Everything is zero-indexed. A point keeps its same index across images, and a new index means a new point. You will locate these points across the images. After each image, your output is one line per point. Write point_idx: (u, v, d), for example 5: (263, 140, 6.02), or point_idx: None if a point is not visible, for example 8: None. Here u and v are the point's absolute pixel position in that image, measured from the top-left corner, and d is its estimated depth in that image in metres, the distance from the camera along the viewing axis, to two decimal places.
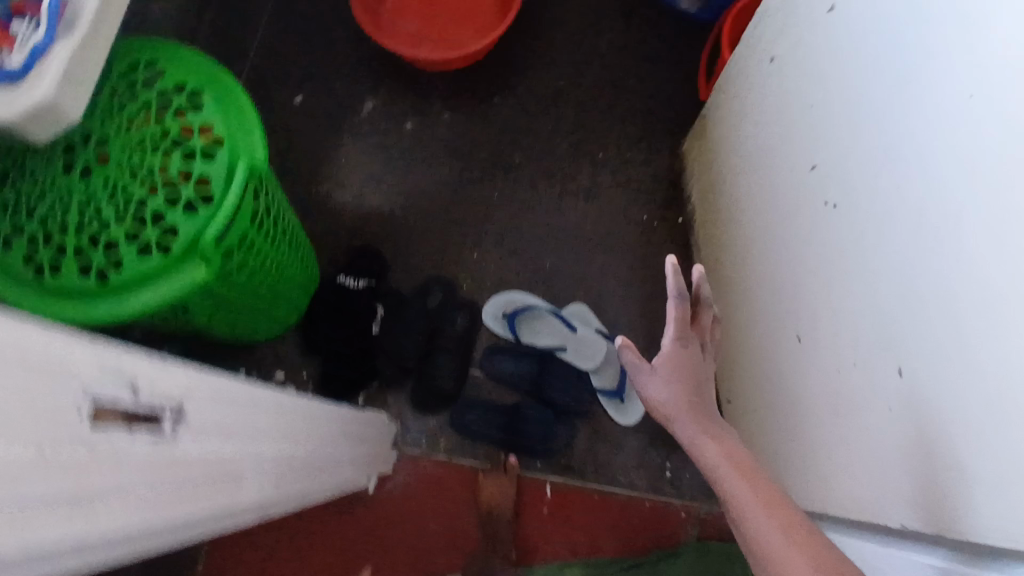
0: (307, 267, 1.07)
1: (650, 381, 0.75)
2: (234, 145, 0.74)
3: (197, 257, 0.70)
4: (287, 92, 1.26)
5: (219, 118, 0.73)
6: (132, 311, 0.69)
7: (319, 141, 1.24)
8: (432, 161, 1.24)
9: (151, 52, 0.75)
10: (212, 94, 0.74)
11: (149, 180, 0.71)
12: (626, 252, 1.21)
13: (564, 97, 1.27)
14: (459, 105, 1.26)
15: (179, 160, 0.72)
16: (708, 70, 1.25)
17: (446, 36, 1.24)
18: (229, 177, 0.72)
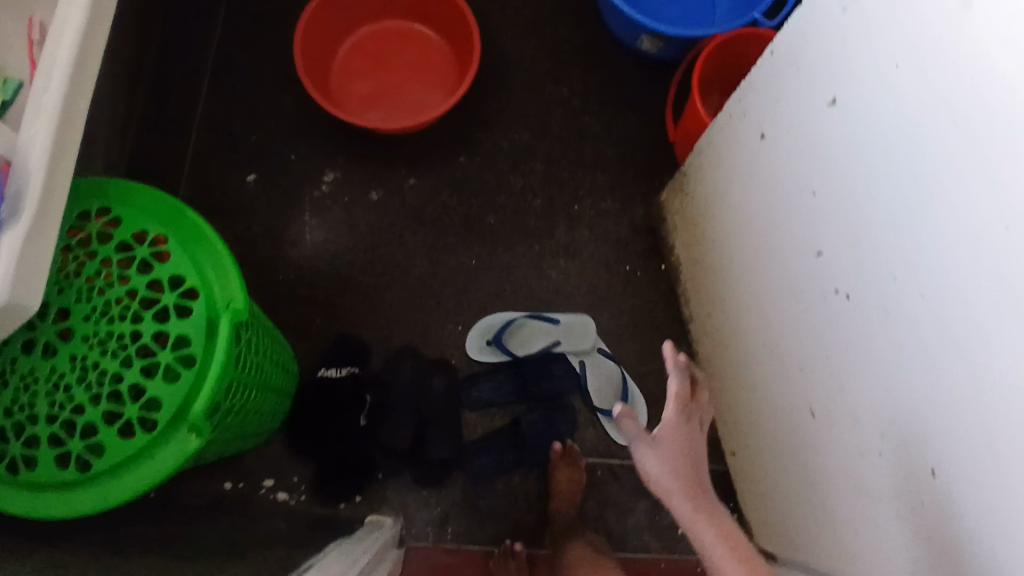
0: (290, 368, 1.00)
1: (648, 455, 0.66)
2: (211, 293, 0.68)
3: (184, 428, 0.64)
4: (238, 172, 1.18)
5: (190, 266, 0.68)
6: (119, 498, 0.63)
7: (279, 221, 1.17)
8: (402, 231, 1.18)
9: (100, 200, 0.68)
10: (177, 239, 0.69)
11: (119, 348, 0.66)
12: (614, 306, 1.18)
13: (530, 149, 1.23)
14: (423, 168, 1.21)
15: (153, 320, 0.66)
16: (675, 110, 1.22)
17: (401, 98, 1.21)
18: (209, 331, 0.67)
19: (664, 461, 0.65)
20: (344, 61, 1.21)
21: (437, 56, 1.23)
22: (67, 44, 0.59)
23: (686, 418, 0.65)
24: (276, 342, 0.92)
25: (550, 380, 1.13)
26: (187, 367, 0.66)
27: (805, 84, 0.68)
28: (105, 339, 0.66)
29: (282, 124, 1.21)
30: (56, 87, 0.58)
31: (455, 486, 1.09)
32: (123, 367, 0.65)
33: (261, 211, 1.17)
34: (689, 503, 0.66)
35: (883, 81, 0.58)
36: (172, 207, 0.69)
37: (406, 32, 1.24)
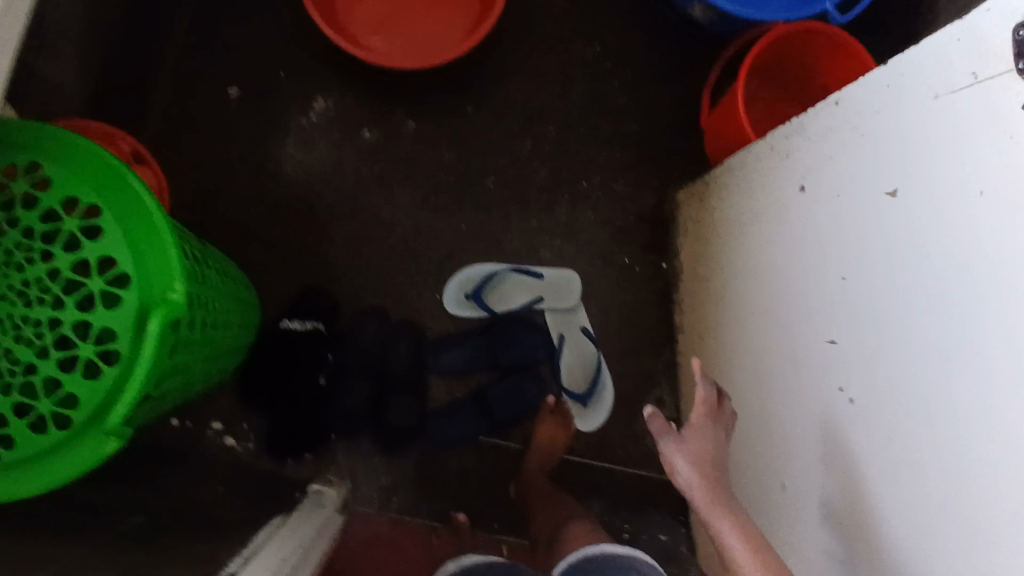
0: (246, 319, 0.93)
1: (678, 451, 0.66)
2: (147, 281, 0.59)
3: (103, 428, 0.58)
4: (220, 84, 1.06)
5: (124, 249, 0.59)
6: (24, 492, 0.57)
7: (258, 148, 1.06)
8: (391, 182, 1.08)
9: (25, 152, 0.58)
10: (113, 213, 0.59)
11: (35, 335, 0.57)
12: (605, 299, 1.10)
13: (546, 111, 1.10)
14: (425, 114, 1.09)
15: (73, 309, 0.58)
16: (715, 94, 1.09)
17: (412, 26, 1.06)
18: (138, 328, 0.59)
19: (692, 456, 0.65)
20: None
21: None
22: None
23: (713, 420, 0.68)
24: (231, 303, 0.85)
25: (523, 350, 1.06)
26: (112, 364, 0.58)
27: (866, 158, 0.58)
28: (15, 324, 0.57)
29: (276, 36, 1.08)
30: None
31: (407, 459, 1.06)
32: (37, 359, 0.57)
33: (241, 133, 1.06)
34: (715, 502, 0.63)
35: (960, 202, 0.48)
36: (110, 175, 0.59)
37: None
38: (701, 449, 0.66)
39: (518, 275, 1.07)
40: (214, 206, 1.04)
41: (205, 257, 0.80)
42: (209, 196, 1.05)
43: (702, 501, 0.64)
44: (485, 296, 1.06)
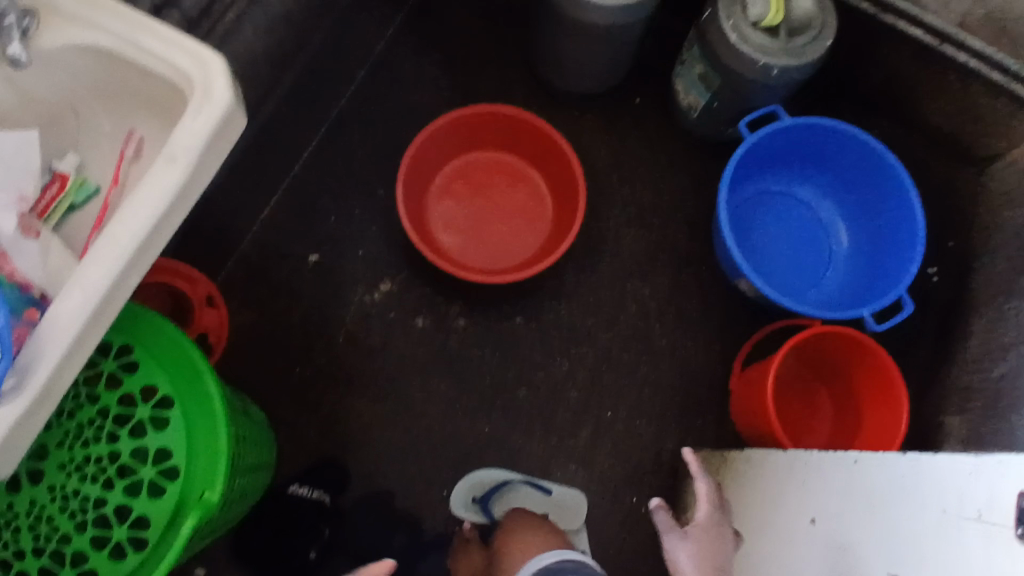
0: (261, 480, 0.96)
1: (681, 543, 0.85)
2: (191, 479, 0.65)
3: None
4: (302, 248, 1.16)
5: (178, 443, 0.65)
6: None
7: (319, 313, 1.14)
8: (431, 372, 1.13)
9: (127, 337, 0.67)
10: (182, 406, 0.66)
11: (81, 507, 0.65)
12: (606, 534, 1.11)
13: (589, 338, 1.16)
14: (478, 317, 1.15)
15: (121, 492, 0.65)
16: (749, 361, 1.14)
17: (488, 238, 1.18)
18: (171, 520, 0.64)
19: (693, 553, 0.83)
20: (447, 179, 1.19)
21: (537, 208, 1.20)
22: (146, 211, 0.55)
23: (715, 523, 0.87)
24: (252, 471, 0.88)
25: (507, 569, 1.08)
26: (137, 551, 0.63)
27: (878, 531, 0.60)
28: (68, 491, 0.66)
29: (364, 216, 1.18)
30: (119, 257, 0.54)
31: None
32: (75, 531, 0.65)
33: (308, 296, 1.14)
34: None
35: None
36: (190, 372, 0.67)
37: (515, 172, 1.22)
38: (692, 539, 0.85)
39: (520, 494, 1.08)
40: (264, 358, 1.12)
41: (245, 427, 0.84)
42: (263, 349, 1.12)
43: None
44: (489, 505, 1.09)
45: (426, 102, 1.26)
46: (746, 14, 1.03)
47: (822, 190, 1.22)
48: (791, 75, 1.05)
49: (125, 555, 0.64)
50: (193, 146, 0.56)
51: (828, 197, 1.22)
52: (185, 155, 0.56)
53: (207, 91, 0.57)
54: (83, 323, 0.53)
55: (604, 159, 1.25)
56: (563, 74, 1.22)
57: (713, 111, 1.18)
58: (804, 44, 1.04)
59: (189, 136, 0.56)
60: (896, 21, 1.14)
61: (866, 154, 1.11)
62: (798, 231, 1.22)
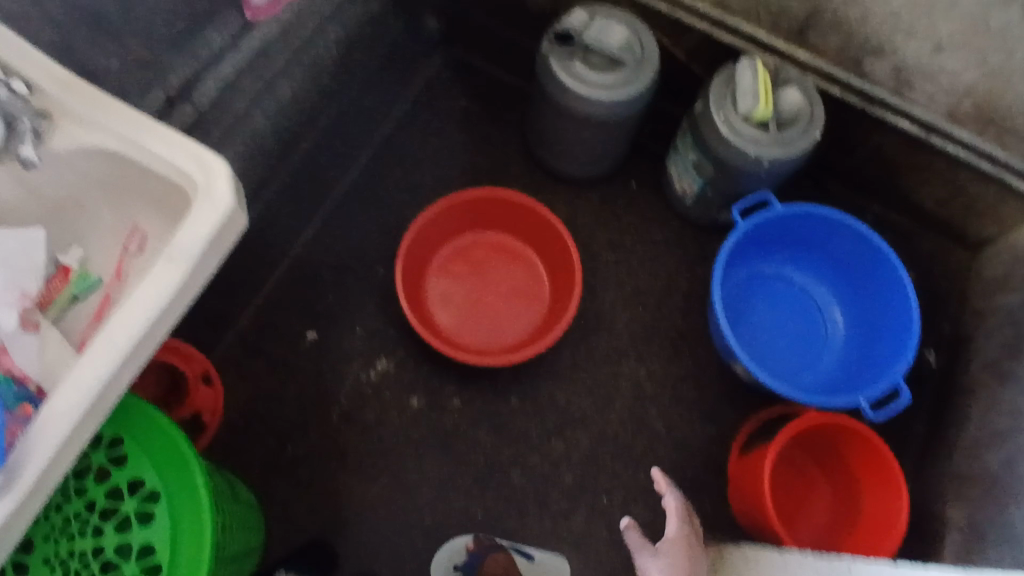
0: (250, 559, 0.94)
1: (651, 560, 0.87)
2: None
3: None
4: (301, 323, 1.17)
5: (163, 525, 0.68)
6: None
7: (315, 389, 1.14)
8: (425, 451, 1.13)
9: (118, 429, 0.71)
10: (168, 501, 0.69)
11: None
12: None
13: (584, 418, 1.16)
14: (473, 395, 1.15)
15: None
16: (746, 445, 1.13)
17: (486, 318, 1.19)
18: None
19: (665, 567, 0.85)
20: (446, 258, 1.22)
21: (535, 287, 1.22)
22: (147, 305, 0.56)
23: (684, 534, 0.90)
24: (240, 553, 0.87)
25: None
26: None
27: None
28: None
29: (364, 293, 1.20)
30: (118, 351, 0.55)
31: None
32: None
33: (304, 372, 1.15)
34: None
35: None
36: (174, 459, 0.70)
37: (512, 251, 1.24)
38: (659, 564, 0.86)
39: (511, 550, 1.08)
40: (259, 434, 1.11)
41: (233, 509, 0.83)
42: (258, 425, 1.12)
43: None
44: None
45: (428, 184, 1.30)
46: (736, 107, 1.08)
47: (816, 274, 1.23)
48: (780, 164, 1.09)
49: None
50: (195, 246, 0.58)
51: (822, 280, 1.23)
52: (186, 255, 0.57)
53: (209, 191, 0.59)
54: (79, 419, 0.53)
55: (600, 239, 1.28)
56: (561, 159, 1.27)
57: (706, 196, 1.21)
58: (794, 136, 1.08)
59: (190, 236, 0.58)
60: (884, 112, 1.17)
61: (859, 242, 1.13)
62: (794, 314, 1.22)
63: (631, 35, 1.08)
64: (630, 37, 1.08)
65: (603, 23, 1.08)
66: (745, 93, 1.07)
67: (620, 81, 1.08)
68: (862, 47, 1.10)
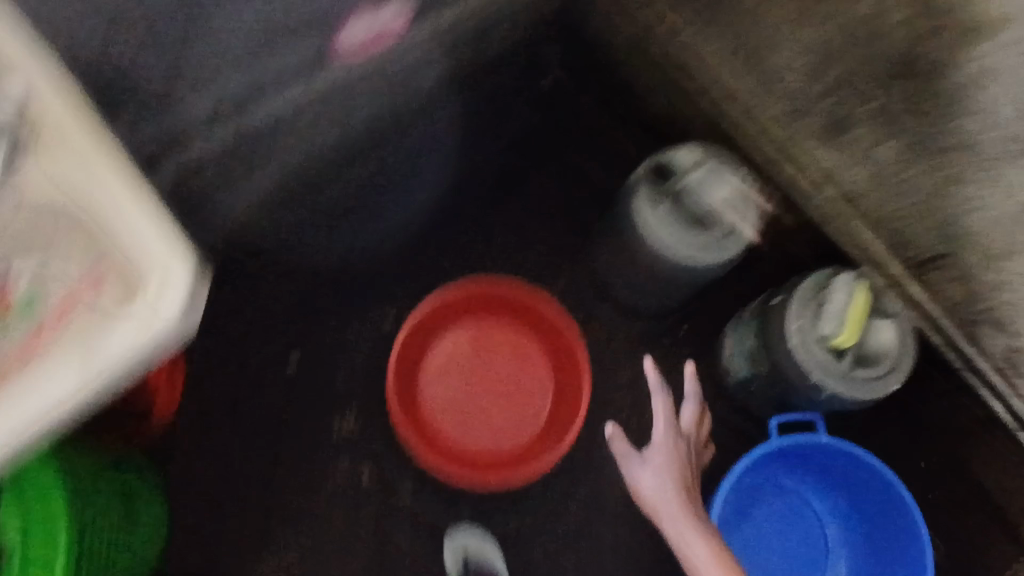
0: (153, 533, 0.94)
1: (645, 472, 0.93)
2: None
3: None
4: (287, 347, 1.11)
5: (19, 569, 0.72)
6: None
7: (278, 416, 1.09)
8: (358, 523, 1.07)
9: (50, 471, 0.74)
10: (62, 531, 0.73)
11: None
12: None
13: (529, 560, 1.08)
14: (428, 482, 1.10)
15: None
16: None
17: (470, 410, 1.11)
18: None
19: (662, 470, 0.93)
20: (456, 336, 1.13)
21: (531, 400, 1.13)
22: (98, 380, 0.50)
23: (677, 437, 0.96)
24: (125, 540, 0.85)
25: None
26: None
27: None
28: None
29: (363, 342, 1.13)
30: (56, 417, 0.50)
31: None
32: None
33: (275, 395, 1.09)
34: (682, 481, 0.92)
35: None
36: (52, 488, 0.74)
37: (524, 353, 1.14)
38: (667, 436, 0.95)
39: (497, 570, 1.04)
40: (204, 441, 1.06)
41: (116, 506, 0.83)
42: (201, 430, 1.06)
43: (680, 508, 0.89)
44: None
45: (469, 246, 1.19)
46: (815, 325, 0.95)
47: (840, 512, 1.10)
48: (840, 401, 0.96)
49: None
50: (116, 359, 0.50)
51: (841, 521, 1.10)
52: (102, 366, 0.50)
53: (152, 304, 0.50)
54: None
55: (625, 376, 1.16)
56: (616, 279, 1.14)
57: (749, 386, 1.08)
58: (863, 378, 0.94)
59: (119, 344, 0.50)
60: (980, 385, 0.96)
61: (897, 518, 1.00)
62: (794, 539, 1.10)
63: (732, 200, 0.96)
64: (732, 202, 0.96)
65: (711, 174, 0.96)
66: (831, 316, 0.93)
67: (696, 242, 0.96)
68: (985, 314, 0.87)
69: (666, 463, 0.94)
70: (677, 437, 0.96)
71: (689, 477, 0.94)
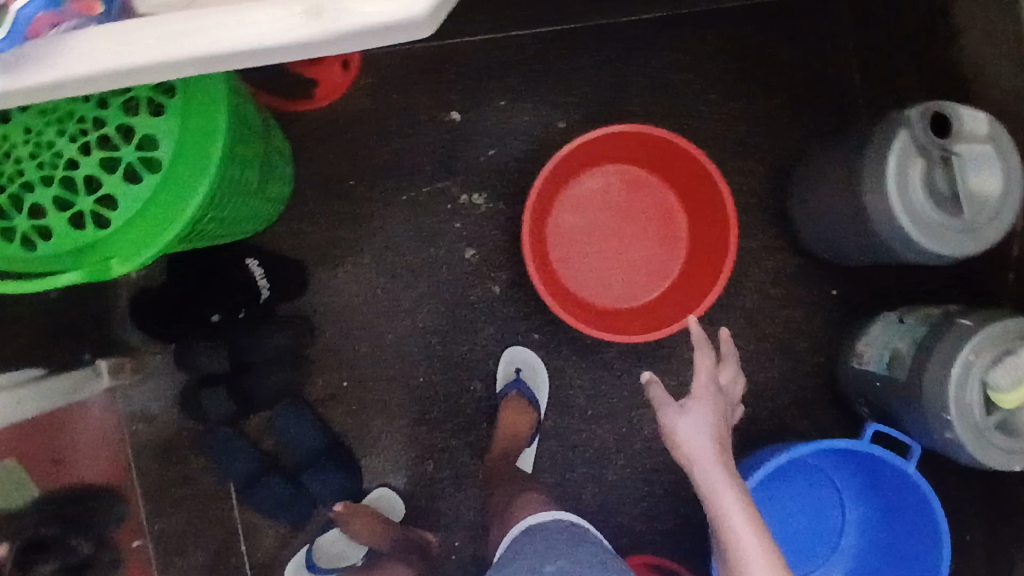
0: (258, 216, 0.92)
1: (685, 417, 0.83)
2: (136, 212, 0.61)
3: (18, 253, 0.60)
4: (455, 98, 1.07)
5: (155, 180, 0.60)
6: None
7: (415, 156, 1.07)
8: (436, 290, 1.07)
9: (185, 87, 0.61)
10: (172, 164, 0.61)
11: (35, 167, 0.61)
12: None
13: (565, 408, 1.07)
14: (516, 291, 1.08)
15: (57, 212, 0.60)
16: (656, 568, 1.03)
17: (591, 252, 1.06)
18: (113, 237, 0.61)
19: (704, 417, 0.83)
20: (611, 172, 1.07)
21: (653, 268, 1.07)
22: (314, 29, 0.43)
23: (716, 389, 0.87)
24: (234, 214, 0.81)
25: (285, 498, 1.03)
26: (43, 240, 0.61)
27: None
28: (11, 153, 0.61)
29: (525, 133, 1.08)
30: (254, 45, 0.43)
31: (162, 428, 1.03)
32: (38, 183, 0.61)
33: (422, 137, 1.07)
34: (722, 439, 0.82)
35: None
36: (212, 110, 0.62)
37: (670, 225, 1.07)
38: (709, 386, 0.86)
39: (534, 399, 1.05)
40: (343, 143, 1.07)
41: (236, 170, 0.75)
42: (346, 132, 1.07)
43: (717, 462, 0.79)
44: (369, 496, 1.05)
45: (672, 93, 1.09)
46: (987, 368, 0.82)
47: (865, 546, 1.02)
48: (957, 451, 0.85)
49: (41, 232, 0.61)
50: (348, 17, 0.42)
51: (859, 553, 1.03)
52: (333, 18, 0.43)
53: None
54: (173, 58, 0.43)
55: (749, 302, 1.08)
56: (801, 205, 1.02)
57: (870, 380, 0.98)
58: (998, 445, 0.83)
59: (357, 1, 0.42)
60: None
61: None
62: (802, 536, 1.04)
63: (989, 196, 0.81)
64: (991, 196, 0.81)
65: (988, 153, 0.80)
66: (1014, 370, 0.81)
67: (933, 224, 0.82)
68: None
69: (709, 412, 0.84)
70: (717, 392, 0.87)
71: (724, 432, 0.84)
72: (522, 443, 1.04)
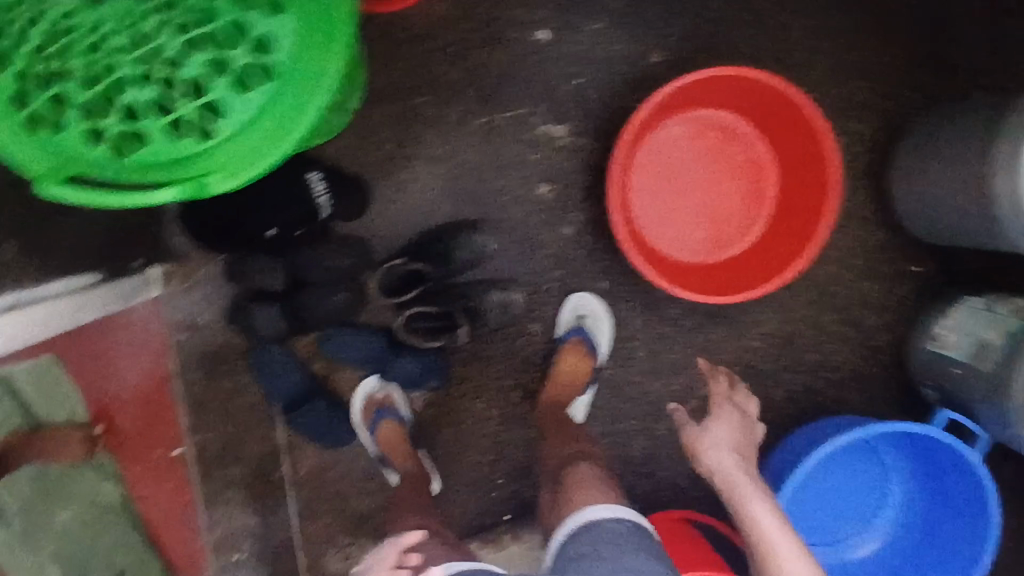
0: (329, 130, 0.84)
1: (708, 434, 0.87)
2: (247, 127, 0.55)
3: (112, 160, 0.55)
4: (546, 16, 0.98)
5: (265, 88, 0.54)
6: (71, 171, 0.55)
7: (498, 75, 0.99)
8: (505, 224, 1.01)
9: None
10: (288, 73, 0.54)
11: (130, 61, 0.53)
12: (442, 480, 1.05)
13: (625, 358, 1.04)
14: (588, 233, 1.02)
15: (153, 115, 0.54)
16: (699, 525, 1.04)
17: (675, 204, 1.00)
18: (218, 151, 0.55)
19: (726, 435, 0.87)
20: (704, 120, 1.00)
21: (734, 227, 1.01)
22: None
23: (732, 412, 0.93)
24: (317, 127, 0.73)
25: (332, 423, 1.00)
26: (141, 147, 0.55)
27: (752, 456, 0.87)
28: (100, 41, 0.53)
29: (616, 63, 0.99)
30: None
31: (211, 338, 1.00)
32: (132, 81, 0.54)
33: (506, 55, 0.98)
34: (744, 450, 0.86)
35: None
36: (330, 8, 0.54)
37: (757, 182, 1.01)
38: (724, 405, 0.93)
39: (594, 346, 1.01)
40: (420, 53, 0.98)
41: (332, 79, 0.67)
42: (424, 42, 0.98)
43: (736, 470, 0.82)
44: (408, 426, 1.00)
45: (779, 36, 1.00)
46: None
47: (905, 521, 1.03)
48: None
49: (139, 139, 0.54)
50: None
51: (899, 525, 1.04)
52: None
53: None
54: None
55: (828, 269, 1.04)
56: (905, 175, 0.96)
57: (946, 364, 0.95)
58: None
59: None
60: None
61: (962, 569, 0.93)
62: (844, 505, 1.05)
63: None
64: None
65: None
66: None
67: None
68: None
69: (726, 427, 0.89)
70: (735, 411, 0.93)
71: (746, 446, 0.88)
72: (577, 389, 1.01)
